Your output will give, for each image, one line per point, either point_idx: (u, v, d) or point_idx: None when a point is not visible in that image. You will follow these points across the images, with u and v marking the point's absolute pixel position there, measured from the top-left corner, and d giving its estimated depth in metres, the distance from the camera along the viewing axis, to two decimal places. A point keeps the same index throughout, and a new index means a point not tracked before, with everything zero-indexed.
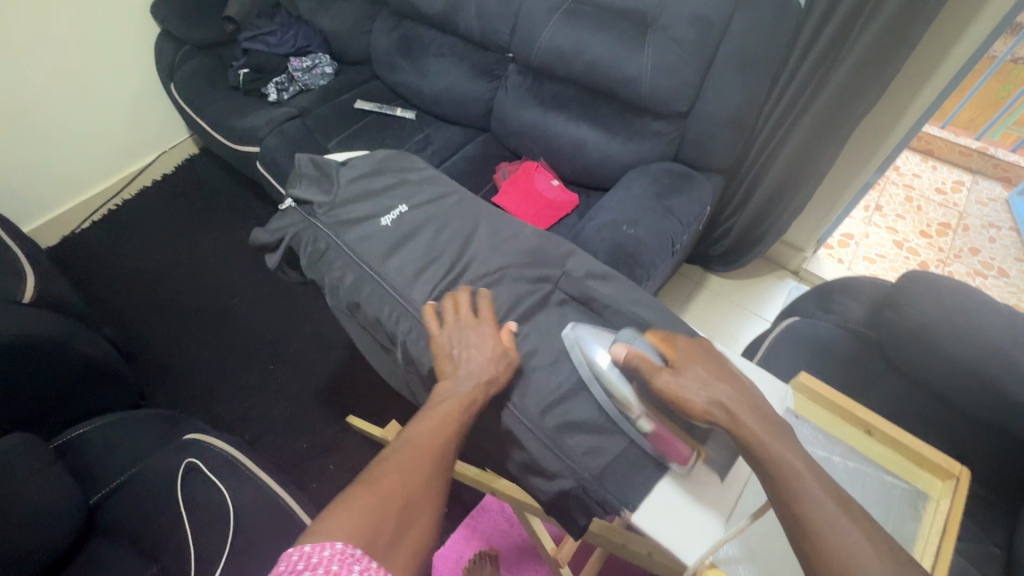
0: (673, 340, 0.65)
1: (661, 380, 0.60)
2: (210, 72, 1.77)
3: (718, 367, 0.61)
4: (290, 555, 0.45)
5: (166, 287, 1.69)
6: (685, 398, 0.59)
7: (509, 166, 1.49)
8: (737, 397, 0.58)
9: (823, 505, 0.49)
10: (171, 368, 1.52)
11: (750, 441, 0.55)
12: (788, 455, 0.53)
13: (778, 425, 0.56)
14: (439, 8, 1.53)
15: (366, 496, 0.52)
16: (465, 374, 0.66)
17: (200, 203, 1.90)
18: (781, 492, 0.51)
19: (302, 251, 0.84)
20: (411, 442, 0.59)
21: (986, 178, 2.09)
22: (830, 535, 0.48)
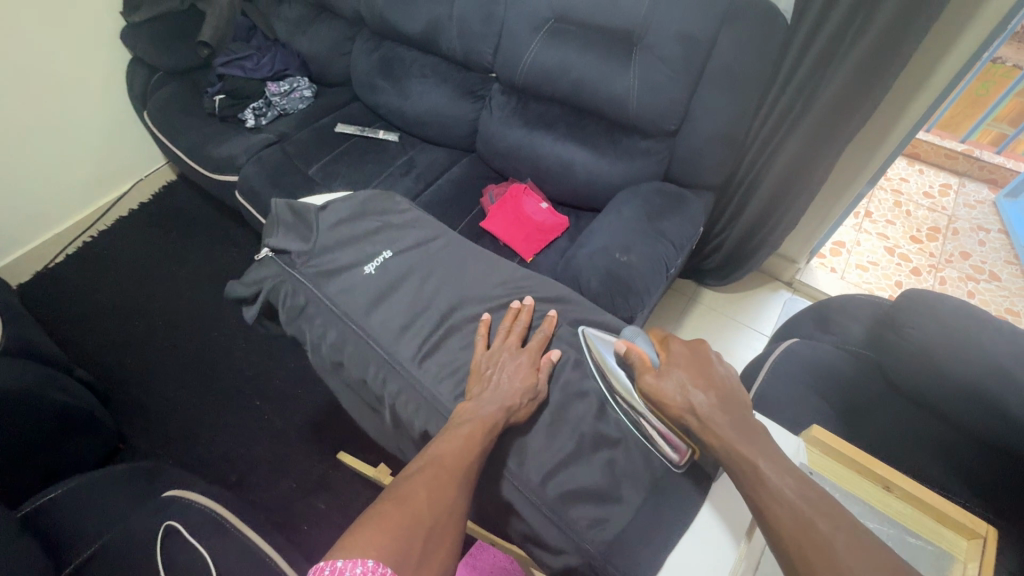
0: (671, 344, 0.69)
1: (644, 380, 0.65)
2: (184, 98, 1.71)
3: (706, 374, 0.64)
4: (322, 570, 0.46)
5: (144, 323, 1.63)
6: (663, 399, 0.63)
7: (496, 189, 1.44)
8: (713, 403, 0.61)
9: (790, 499, 0.52)
10: (150, 409, 1.46)
11: (716, 443, 0.58)
12: (756, 456, 0.55)
13: (752, 431, 0.58)
14: (419, 29, 1.49)
15: (394, 513, 0.53)
16: (491, 396, 0.67)
17: (178, 233, 1.84)
18: (752, 490, 0.54)
19: (281, 306, 0.79)
20: (438, 460, 0.59)
21: (972, 180, 2.10)
22: (799, 528, 0.50)
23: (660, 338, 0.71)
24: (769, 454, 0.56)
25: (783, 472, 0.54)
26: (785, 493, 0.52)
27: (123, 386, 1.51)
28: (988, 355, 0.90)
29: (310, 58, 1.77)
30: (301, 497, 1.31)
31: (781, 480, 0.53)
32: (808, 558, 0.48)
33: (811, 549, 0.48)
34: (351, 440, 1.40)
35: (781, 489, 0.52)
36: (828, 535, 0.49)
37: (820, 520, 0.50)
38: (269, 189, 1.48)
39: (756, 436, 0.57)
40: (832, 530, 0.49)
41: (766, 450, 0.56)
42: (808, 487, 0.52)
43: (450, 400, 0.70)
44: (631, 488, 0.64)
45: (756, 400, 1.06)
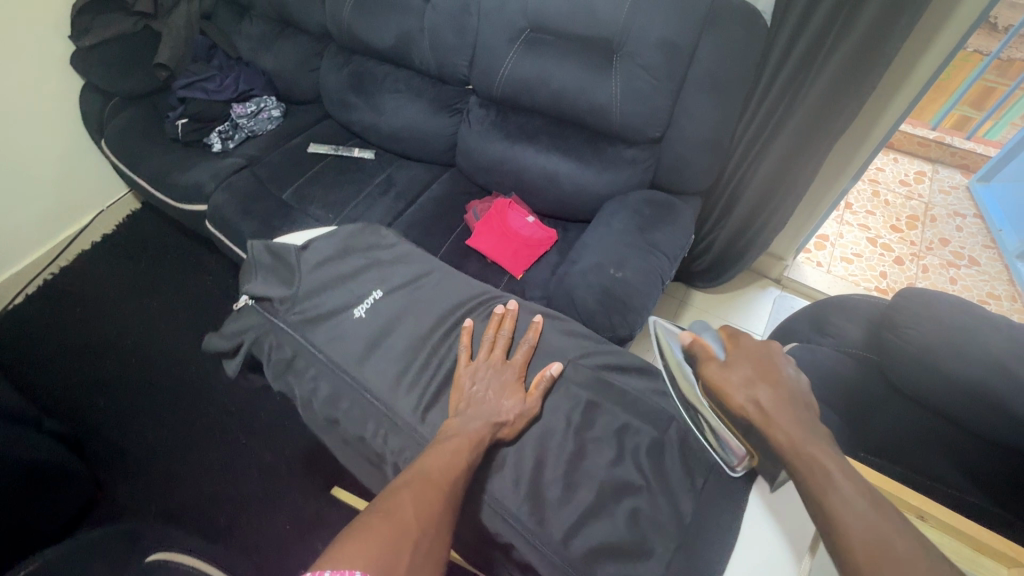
0: (741, 340, 0.71)
1: (708, 370, 0.68)
2: (144, 124, 1.62)
3: (772, 370, 0.64)
4: None
5: (114, 363, 1.54)
6: (725, 389, 0.64)
7: (480, 205, 1.39)
8: (779, 400, 0.61)
9: (862, 510, 0.49)
10: (127, 455, 1.38)
11: (776, 436, 0.58)
12: (822, 457, 0.54)
13: (817, 432, 0.57)
14: (390, 42, 1.44)
15: (381, 526, 0.51)
16: (477, 412, 0.67)
17: (146, 264, 1.75)
18: (820, 497, 0.51)
19: (265, 361, 0.74)
20: (424, 474, 0.57)
21: (945, 166, 2.14)
22: (873, 541, 0.46)
23: (731, 335, 0.73)
24: (836, 457, 0.54)
25: (853, 481, 0.51)
26: (854, 500, 0.49)
27: (95, 433, 1.41)
28: (989, 353, 0.89)
29: (276, 75, 1.70)
30: (296, 540, 1.24)
31: (851, 489, 0.50)
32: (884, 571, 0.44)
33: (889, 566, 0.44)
34: (345, 474, 1.35)
35: (852, 496, 0.50)
36: (911, 559, 0.45)
37: (896, 538, 0.46)
38: (241, 217, 1.41)
39: (819, 436, 0.57)
40: (914, 553, 0.45)
41: (831, 451, 0.55)
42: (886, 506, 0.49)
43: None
44: (661, 542, 0.60)
45: None
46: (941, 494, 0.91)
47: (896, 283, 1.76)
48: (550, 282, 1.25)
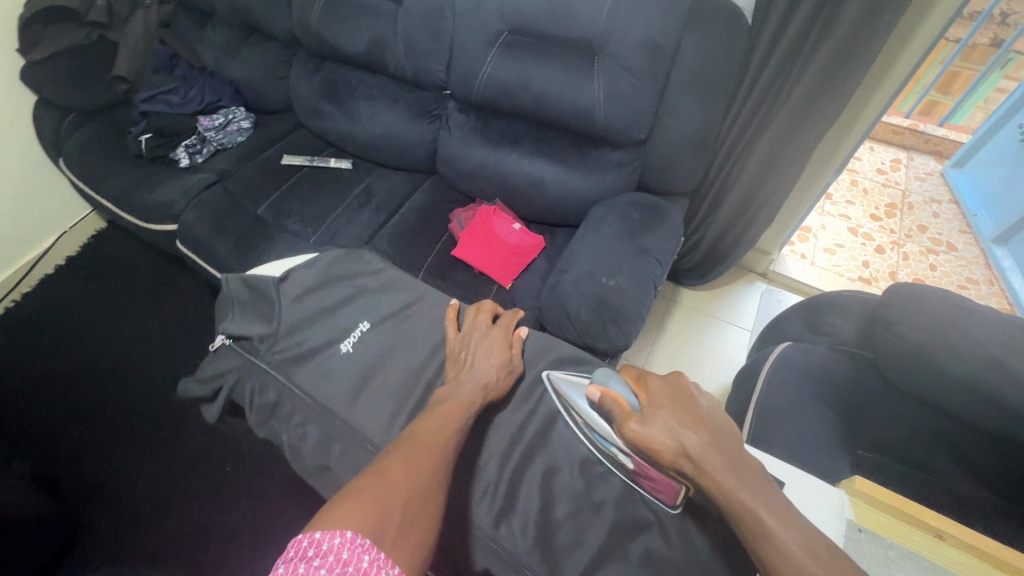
0: (649, 382, 0.63)
1: (628, 429, 0.58)
2: (105, 140, 1.54)
3: (690, 410, 0.58)
4: (299, 542, 0.44)
5: (85, 394, 1.46)
6: (653, 447, 0.56)
7: (464, 214, 1.34)
8: (707, 444, 0.55)
9: (798, 558, 0.47)
10: (103, 491, 1.31)
11: (714, 490, 0.53)
12: (758, 505, 0.50)
13: (749, 473, 0.53)
14: (362, 48, 1.38)
15: (371, 486, 0.50)
16: (467, 375, 0.68)
17: (115, 287, 1.67)
18: (761, 551, 0.49)
19: (247, 406, 0.70)
20: (413, 438, 0.57)
21: (919, 153, 2.18)
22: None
23: (636, 377, 0.64)
24: (769, 498, 0.51)
25: (787, 525, 0.49)
26: (789, 548, 0.47)
27: (68, 469, 1.34)
28: (984, 349, 0.89)
29: (244, 85, 1.63)
30: None
31: (786, 536, 0.48)
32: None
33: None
34: None
35: (789, 544, 0.48)
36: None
37: None
38: (213, 235, 1.34)
39: (753, 480, 0.53)
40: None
41: (766, 494, 0.51)
42: (817, 542, 0.48)
43: (464, 504, 0.61)
44: None
45: (757, 410, 1.02)
46: (940, 488, 0.91)
47: (878, 271, 1.78)
48: (541, 291, 1.22)
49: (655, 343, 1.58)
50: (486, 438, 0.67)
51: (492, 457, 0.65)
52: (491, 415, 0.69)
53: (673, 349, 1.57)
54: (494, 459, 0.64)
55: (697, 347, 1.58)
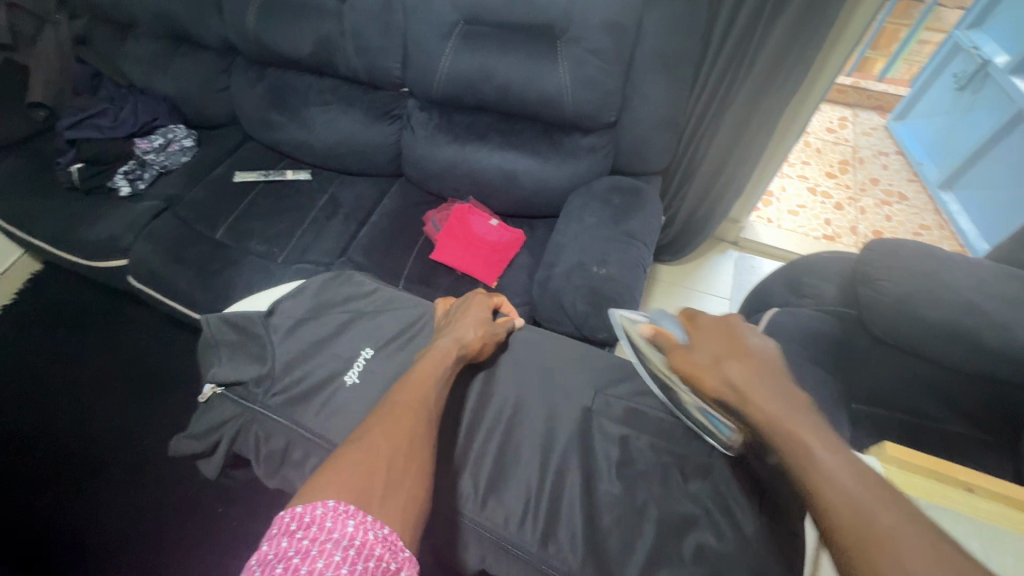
0: (700, 322, 0.67)
1: (677, 357, 0.64)
2: (30, 174, 1.40)
3: (736, 344, 0.61)
4: (282, 518, 0.43)
5: (45, 453, 1.33)
6: (697, 374, 0.61)
7: (438, 215, 1.29)
8: (750, 373, 0.57)
9: (843, 479, 0.45)
10: (84, 553, 1.19)
11: (754, 413, 0.54)
12: (801, 430, 0.50)
13: (797, 403, 0.53)
14: (308, 51, 1.30)
15: (355, 454, 0.50)
16: (446, 334, 0.70)
17: (64, 332, 1.53)
18: (800, 471, 0.48)
19: (254, 456, 0.66)
20: (394, 402, 0.57)
21: (863, 110, 2.28)
22: (850, 511, 0.43)
23: (689, 318, 0.70)
24: (814, 427, 0.51)
25: (835, 452, 0.48)
26: (834, 470, 0.46)
27: (42, 536, 1.22)
28: (959, 294, 0.92)
29: (179, 100, 1.51)
30: None
31: (833, 461, 0.47)
32: (860, 549, 0.41)
33: (867, 542, 0.41)
34: None
35: (835, 469, 0.46)
36: (891, 523, 0.41)
37: (882, 512, 0.42)
38: (170, 266, 1.24)
39: (798, 406, 0.53)
40: (898, 524, 0.41)
41: (813, 422, 0.51)
42: (867, 471, 0.46)
43: (506, 527, 0.59)
44: None
45: None
46: (931, 433, 0.96)
47: (841, 227, 1.84)
48: (529, 286, 1.20)
49: None
50: (514, 456, 0.65)
51: (524, 475, 0.63)
52: (515, 431, 0.68)
53: None
54: (527, 477, 0.63)
55: None
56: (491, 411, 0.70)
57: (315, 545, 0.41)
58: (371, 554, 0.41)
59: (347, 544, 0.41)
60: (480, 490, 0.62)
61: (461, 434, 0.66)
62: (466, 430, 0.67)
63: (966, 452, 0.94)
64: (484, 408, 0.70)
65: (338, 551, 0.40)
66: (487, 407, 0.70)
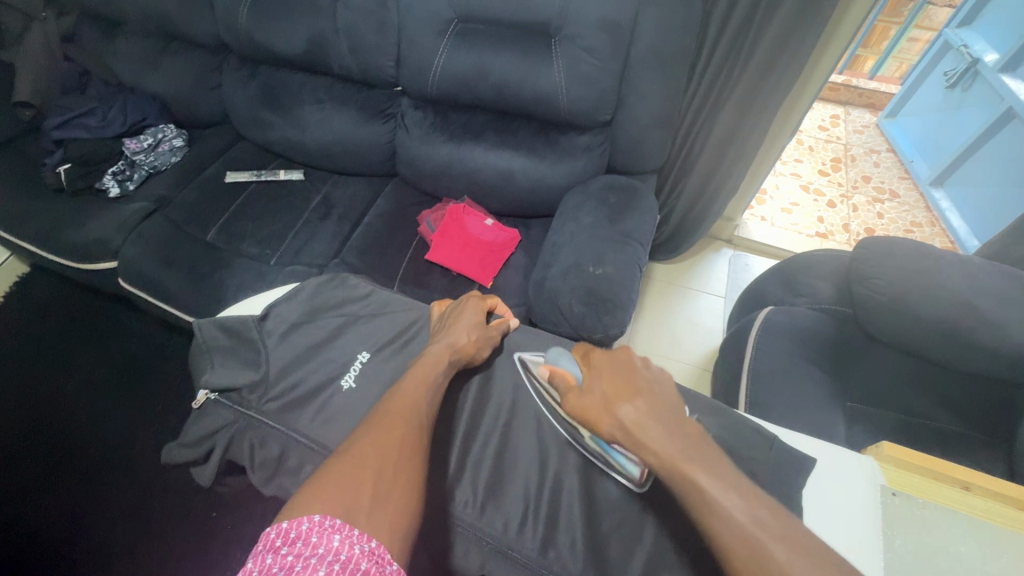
0: (593, 359, 0.65)
1: (570, 402, 0.61)
2: (16, 175, 1.37)
3: (628, 381, 0.59)
4: (269, 534, 0.44)
5: (36, 458, 1.32)
6: (593, 419, 0.58)
7: (432, 215, 1.28)
8: (642, 414, 0.56)
9: (738, 519, 0.46)
10: (76, 560, 1.18)
11: (649, 458, 0.53)
12: (695, 472, 0.50)
13: (689, 441, 0.53)
14: (300, 49, 1.29)
15: (345, 466, 0.49)
16: (439, 340, 0.70)
17: (54, 334, 1.51)
18: (700, 515, 0.48)
19: (249, 463, 0.66)
20: (386, 410, 0.57)
21: (855, 108, 2.29)
22: (749, 556, 0.44)
23: (583, 353, 0.67)
24: (707, 466, 0.51)
25: (730, 491, 0.48)
26: (732, 513, 0.47)
27: (33, 543, 1.21)
28: (953, 292, 0.93)
29: (169, 99, 1.49)
30: None
31: (729, 502, 0.47)
32: None
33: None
34: None
35: (730, 511, 0.47)
36: (785, 563, 0.43)
37: (772, 543, 0.44)
38: (161, 269, 1.23)
39: (690, 444, 0.53)
40: (787, 555, 0.43)
41: (706, 461, 0.51)
42: (760, 506, 0.47)
43: (506, 532, 0.59)
44: None
45: (753, 377, 1.02)
46: (924, 431, 0.96)
47: (833, 225, 1.86)
48: (524, 286, 1.19)
49: (637, 320, 1.59)
50: (513, 460, 0.65)
51: (523, 479, 0.63)
52: (512, 435, 0.67)
53: (654, 326, 1.58)
54: (525, 481, 0.63)
55: (677, 319, 1.59)
56: (489, 414, 0.70)
57: (300, 560, 0.41)
58: (357, 568, 0.41)
59: (332, 558, 0.41)
60: (479, 495, 0.62)
61: (459, 438, 0.66)
62: (464, 434, 0.67)
63: (957, 449, 0.95)
64: (481, 412, 0.69)
65: (323, 566, 0.40)
66: (484, 411, 0.70)
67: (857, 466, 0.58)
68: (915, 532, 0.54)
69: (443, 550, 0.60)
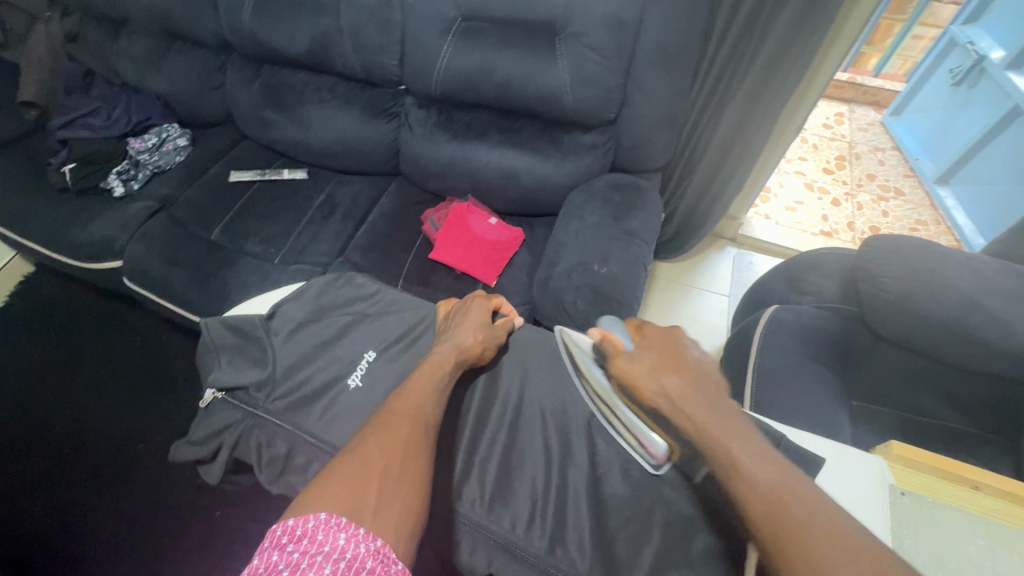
0: (648, 330, 0.65)
1: (616, 363, 0.62)
2: (22, 175, 1.38)
3: (677, 354, 0.60)
4: (275, 531, 0.44)
5: (42, 456, 1.32)
6: (634, 382, 0.59)
7: (436, 213, 1.28)
8: (686, 385, 0.57)
9: (768, 484, 0.48)
10: (81, 558, 1.19)
11: (686, 424, 0.55)
12: (730, 441, 0.51)
13: (729, 416, 0.54)
14: (304, 48, 1.29)
15: (351, 465, 0.50)
16: (446, 340, 0.69)
17: (59, 333, 1.52)
18: (728, 478, 0.50)
19: (257, 461, 0.66)
20: (393, 409, 0.57)
21: (859, 105, 2.28)
22: (772, 514, 0.46)
23: (637, 325, 0.67)
24: (744, 437, 0.52)
25: (764, 460, 0.49)
26: (763, 481, 0.48)
27: (39, 541, 1.21)
28: (960, 291, 0.92)
29: (173, 98, 1.49)
30: None
31: (760, 468, 0.49)
32: (782, 541, 0.44)
33: (787, 536, 0.44)
34: None
35: (760, 476, 0.48)
36: (807, 523, 0.45)
37: (797, 505, 0.46)
38: (166, 268, 1.23)
39: (729, 416, 0.54)
40: (811, 517, 0.45)
41: (742, 432, 0.52)
42: (790, 476, 0.48)
43: (513, 531, 0.59)
44: None
45: (759, 376, 1.02)
46: (930, 430, 0.96)
47: (838, 224, 1.85)
48: (529, 285, 1.19)
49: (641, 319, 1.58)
50: (520, 459, 0.65)
51: (530, 477, 0.63)
52: (519, 433, 0.67)
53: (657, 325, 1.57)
54: (532, 480, 0.63)
55: (680, 318, 1.59)
56: (496, 413, 0.70)
57: (305, 558, 0.41)
58: (362, 566, 0.41)
59: (337, 556, 0.41)
60: (486, 494, 0.62)
61: (466, 437, 0.66)
62: (471, 434, 0.67)
63: (964, 449, 0.94)
64: (487, 411, 0.69)
65: (328, 563, 0.40)
66: (490, 410, 0.70)
67: (863, 465, 0.58)
68: (925, 531, 0.54)
69: (452, 548, 0.60)
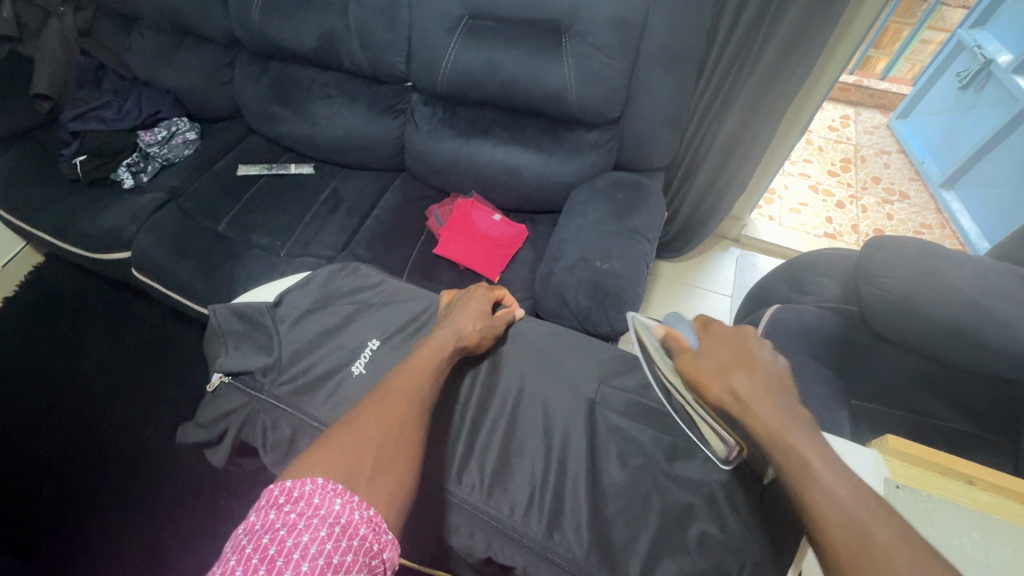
0: (714, 328, 0.64)
1: (682, 360, 0.62)
2: (33, 166, 1.40)
3: (746, 352, 0.59)
4: (271, 491, 0.45)
5: (48, 441, 1.34)
6: (699, 380, 0.59)
7: (441, 209, 1.29)
8: (755, 385, 0.55)
9: (843, 497, 0.45)
10: (85, 543, 1.20)
11: (754, 425, 0.53)
12: (800, 445, 0.49)
13: (802, 422, 0.51)
14: (313, 44, 1.30)
15: (348, 436, 0.50)
16: (444, 326, 0.70)
17: (66, 322, 1.54)
18: (799, 484, 0.47)
19: (261, 445, 0.67)
20: (388, 386, 0.58)
21: (865, 108, 2.28)
22: (848, 531, 0.43)
23: (703, 322, 0.67)
24: (819, 445, 0.49)
25: (838, 471, 0.47)
26: (838, 495, 0.45)
27: (43, 525, 1.23)
28: (961, 293, 0.93)
29: (183, 93, 1.51)
30: None
31: (833, 479, 0.46)
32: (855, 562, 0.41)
33: (862, 556, 0.41)
34: None
35: (834, 487, 0.45)
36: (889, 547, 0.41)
37: (878, 529, 0.42)
38: (174, 259, 1.25)
39: (802, 421, 0.52)
40: (892, 539, 0.42)
41: (814, 439, 0.50)
42: (866, 492, 0.45)
43: (511, 516, 0.60)
44: None
45: None
46: (930, 429, 0.96)
47: (842, 226, 1.85)
48: (531, 280, 1.20)
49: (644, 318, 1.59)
50: (519, 447, 0.66)
51: (529, 465, 0.64)
52: (519, 422, 0.68)
53: None
54: (531, 468, 0.64)
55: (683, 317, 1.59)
56: (496, 403, 0.70)
57: (302, 519, 0.42)
58: (355, 532, 0.43)
59: (332, 521, 0.42)
60: (486, 480, 0.63)
61: (466, 425, 0.67)
62: (471, 421, 0.68)
63: (966, 449, 0.94)
64: (487, 399, 0.70)
65: (323, 527, 0.42)
66: (491, 399, 0.71)
67: (862, 459, 0.59)
68: (919, 524, 0.54)
69: (452, 532, 0.61)
